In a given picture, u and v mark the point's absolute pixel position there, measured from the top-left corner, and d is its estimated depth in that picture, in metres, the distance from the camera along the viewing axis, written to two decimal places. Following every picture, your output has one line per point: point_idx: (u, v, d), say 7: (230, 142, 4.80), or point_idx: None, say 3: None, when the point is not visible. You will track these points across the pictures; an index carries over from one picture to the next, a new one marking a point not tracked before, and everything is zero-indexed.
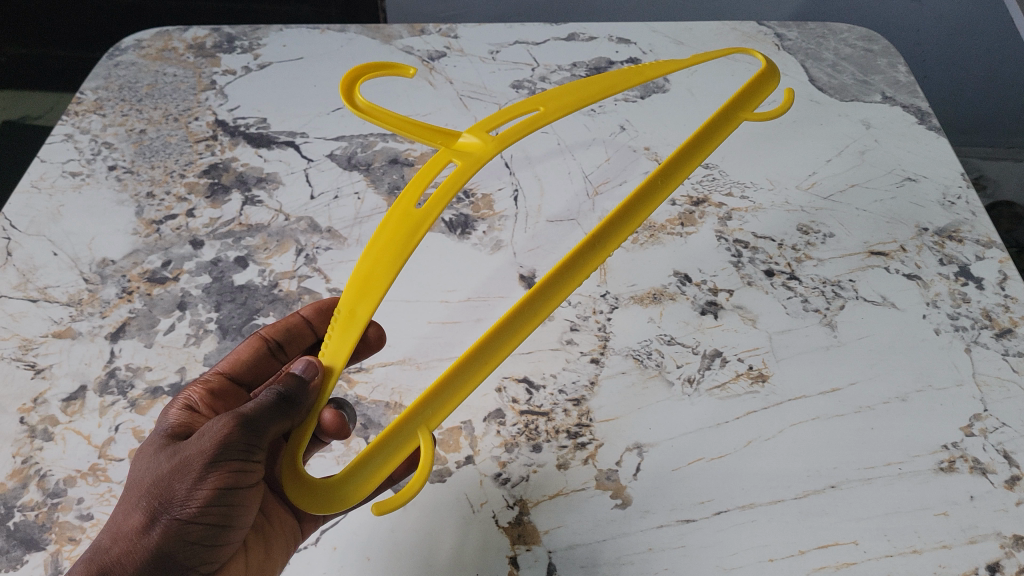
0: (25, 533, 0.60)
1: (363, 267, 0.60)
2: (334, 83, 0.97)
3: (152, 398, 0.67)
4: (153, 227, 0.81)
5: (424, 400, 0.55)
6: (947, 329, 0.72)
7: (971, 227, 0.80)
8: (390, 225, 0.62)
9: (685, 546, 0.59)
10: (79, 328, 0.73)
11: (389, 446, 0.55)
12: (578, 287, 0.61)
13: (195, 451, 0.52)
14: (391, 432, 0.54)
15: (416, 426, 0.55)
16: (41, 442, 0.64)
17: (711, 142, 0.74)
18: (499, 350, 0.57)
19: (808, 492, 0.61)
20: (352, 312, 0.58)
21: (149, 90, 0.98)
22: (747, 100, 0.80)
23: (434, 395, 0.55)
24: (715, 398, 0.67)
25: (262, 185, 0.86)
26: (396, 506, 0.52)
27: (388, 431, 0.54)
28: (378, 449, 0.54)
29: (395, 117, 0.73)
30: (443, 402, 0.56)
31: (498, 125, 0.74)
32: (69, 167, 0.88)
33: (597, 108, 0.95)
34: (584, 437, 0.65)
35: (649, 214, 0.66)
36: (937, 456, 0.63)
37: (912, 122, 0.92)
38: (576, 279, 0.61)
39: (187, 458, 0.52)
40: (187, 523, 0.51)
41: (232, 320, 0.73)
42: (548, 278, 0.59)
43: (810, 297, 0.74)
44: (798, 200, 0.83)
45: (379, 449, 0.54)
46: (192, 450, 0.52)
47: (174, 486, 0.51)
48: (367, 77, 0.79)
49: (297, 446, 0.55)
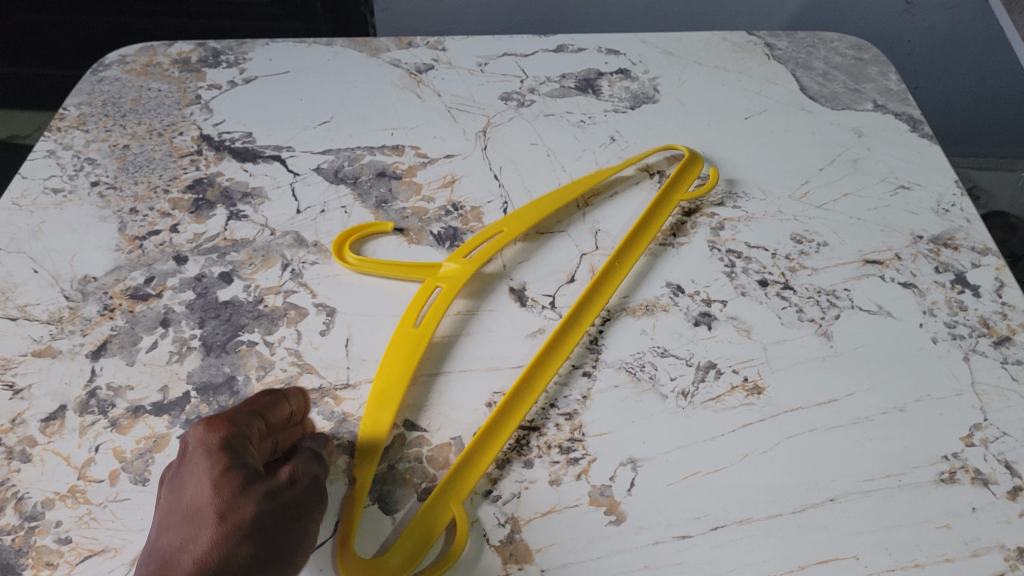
0: (1, 558, 0.57)
1: (375, 384, 0.66)
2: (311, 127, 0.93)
3: (134, 418, 0.66)
4: (136, 243, 0.80)
5: (453, 473, 0.60)
6: (944, 337, 0.70)
7: (967, 234, 0.79)
8: (393, 344, 0.69)
9: (681, 563, 0.57)
10: (59, 346, 0.71)
11: (428, 516, 0.59)
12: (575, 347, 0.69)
13: (292, 500, 0.55)
14: (431, 500, 0.59)
15: (450, 491, 0.60)
16: (19, 464, 0.63)
17: (658, 219, 0.80)
18: (518, 408, 0.64)
19: (806, 506, 0.60)
20: (375, 421, 0.64)
21: (134, 105, 0.96)
22: (689, 167, 0.86)
23: (462, 464, 0.61)
24: (710, 411, 0.66)
25: (247, 200, 0.85)
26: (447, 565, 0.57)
27: (430, 501, 0.59)
28: (422, 516, 0.58)
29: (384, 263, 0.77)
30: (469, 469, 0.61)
31: (473, 250, 0.78)
32: (51, 184, 0.86)
33: (587, 119, 0.94)
34: (576, 453, 0.63)
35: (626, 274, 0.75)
36: (937, 467, 0.62)
37: (905, 130, 0.92)
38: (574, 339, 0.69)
39: (287, 504, 0.54)
40: (276, 562, 0.52)
41: (216, 337, 0.72)
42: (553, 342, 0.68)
43: (805, 307, 0.73)
44: (791, 209, 0.82)
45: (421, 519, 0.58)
46: (290, 497, 0.55)
47: (285, 526, 0.53)
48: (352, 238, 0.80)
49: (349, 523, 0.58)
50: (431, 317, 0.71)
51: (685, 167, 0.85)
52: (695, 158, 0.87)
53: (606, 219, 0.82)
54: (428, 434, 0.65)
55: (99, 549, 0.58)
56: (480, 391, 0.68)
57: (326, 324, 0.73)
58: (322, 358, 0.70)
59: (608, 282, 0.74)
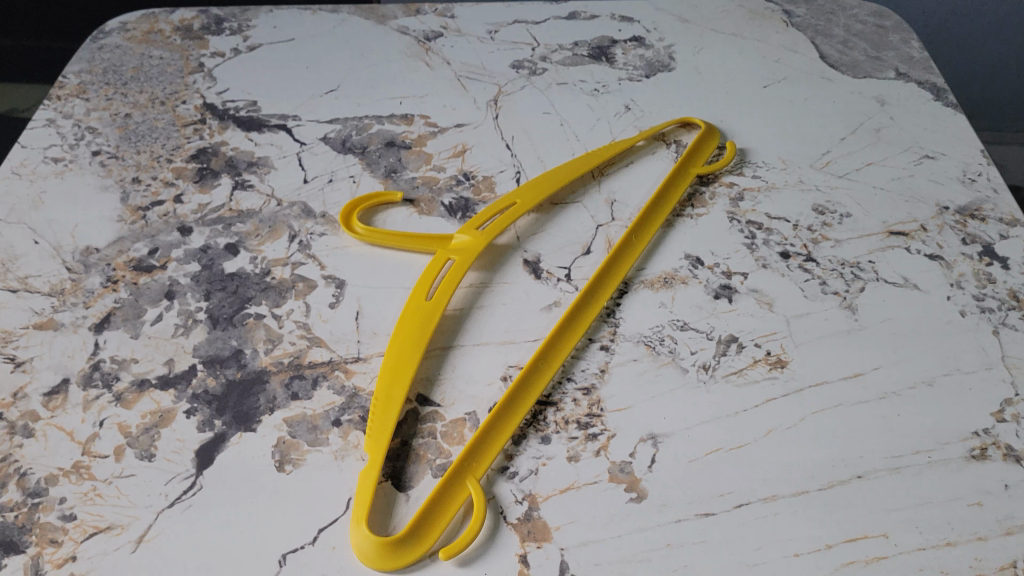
0: (4, 535, 0.56)
1: (389, 358, 0.64)
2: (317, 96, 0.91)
3: (139, 392, 0.64)
4: (139, 214, 0.78)
5: (471, 449, 0.58)
6: (973, 311, 0.69)
7: (994, 205, 0.77)
8: (404, 317, 0.67)
9: (705, 541, 0.55)
10: (61, 319, 0.69)
11: (444, 495, 0.57)
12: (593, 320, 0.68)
13: None
14: (448, 476, 0.57)
15: (468, 468, 0.58)
16: (21, 439, 0.61)
17: (676, 190, 0.78)
18: (535, 384, 0.63)
19: (833, 483, 0.58)
20: (388, 396, 0.62)
21: (135, 73, 0.94)
22: (707, 139, 0.84)
23: (480, 440, 0.59)
24: (733, 386, 0.64)
25: (252, 169, 0.82)
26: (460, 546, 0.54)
27: (447, 476, 0.57)
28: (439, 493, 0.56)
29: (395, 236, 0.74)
30: (487, 447, 0.59)
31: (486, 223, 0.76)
32: (51, 153, 0.84)
33: (601, 88, 0.92)
34: (595, 428, 0.61)
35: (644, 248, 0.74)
36: (967, 444, 0.60)
37: (928, 98, 0.89)
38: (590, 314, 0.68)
39: None
40: None
41: (223, 310, 0.70)
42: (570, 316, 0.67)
43: (829, 279, 0.71)
44: (812, 179, 0.80)
45: (437, 497, 0.56)
46: None
47: None
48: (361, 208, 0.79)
49: (361, 500, 0.56)
50: (444, 288, 0.69)
51: (703, 139, 0.83)
52: (712, 130, 0.85)
53: (622, 189, 0.80)
54: (442, 409, 0.63)
55: (104, 526, 0.56)
56: (495, 365, 0.66)
57: (335, 297, 0.71)
58: (331, 331, 0.68)
59: (627, 255, 0.72)
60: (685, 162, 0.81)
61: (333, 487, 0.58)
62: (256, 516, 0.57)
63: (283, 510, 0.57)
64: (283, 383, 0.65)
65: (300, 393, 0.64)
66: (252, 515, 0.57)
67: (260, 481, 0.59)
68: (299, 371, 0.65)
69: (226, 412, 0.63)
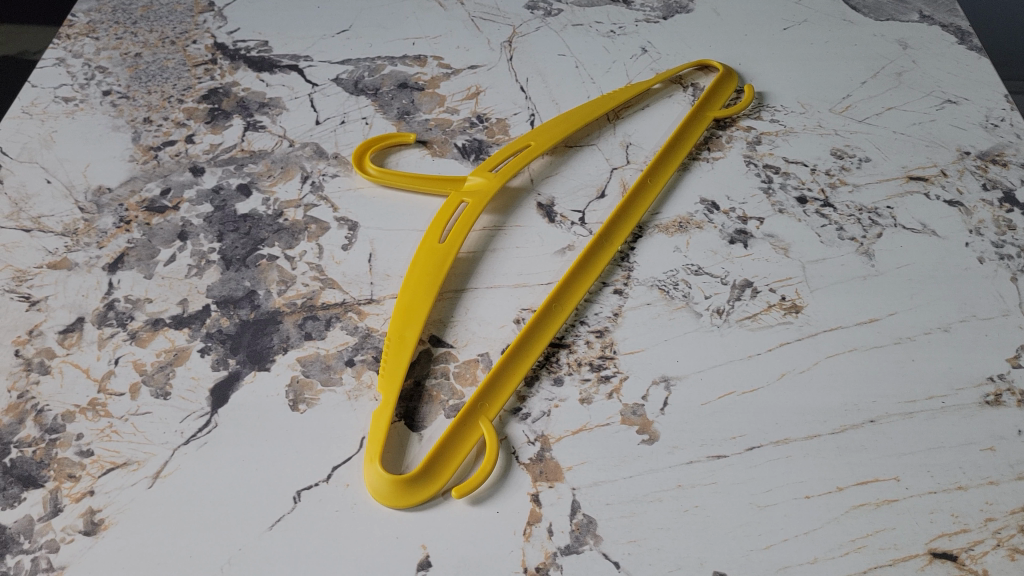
0: (23, 470, 0.56)
1: (403, 299, 0.64)
2: (330, 37, 0.89)
3: (153, 330, 0.64)
4: (151, 153, 0.77)
5: (480, 395, 0.58)
6: (991, 258, 0.68)
7: (1016, 150, 0.76)
8: (418, 258, 0.67)
9: (716, 483, 0.56)
10: (75, 259, 0.69)
11: (452, 440, 0.56)
12: (605, 266, 0.67)
13: None
14: (457, 421, 0.57)
15: (477, 417, 0.57)
16: (38, 375, 0.61)
17: (691, 134, 0.77)
18: (546, 330, 0.62)
19: (845, 427, 0.58)
20: (401, 337, 0.61)
21: (144, 12, 0.92)
22: (725, 83, 0.82)
23: (489, 386, 0.59)
24: (746, 329, 0.64)
25: (264, 110, 0.82)
26: (474, 486, 0.54)
27: (457, 421, 0.56)
28: (449, 439, 0.56)
29: (408, 175, 0.74)
30: (495, 393, 0.59)
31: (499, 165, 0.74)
32: (62, 93, 0.83)
33: (618, 30, 0.90)
34: (608, 370, 0.61)
35: (658, 193, 0.72)
36: (982, 389, 0.60)
37: (951, 42, 0.88)
38: (602, 261, 0.67)
39: None
40: None
41: (236, 251, 0.69)
42: (582, 259, 0.66)
43: (846, 225, 0.70)
44: (831, 123, 0.79)
45: (446, 442, 0.56)
46: None
47: None
48: (373, 150, 0.78)
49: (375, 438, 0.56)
50: (458, 231, 0.68)
51: (721, 82, 0.82)
52: (730, 73, 0.83)
53: (637, 133, 0.79)
54: (455, 350, 0.63)
55: (121, 462, 0.57)
56: (508, 308, 0.66)
57: (348, 239, 0.70)
58: (345, 273, 0.68)
59: (641, 198, 0.71)
60: (701, 107, 0.79)
61: (346, 426, 0.59)
62: (271, 453, 0.57)
63: (297, 448, 0.58)
64: (296, 324, 0.65)
65: (313, 334, 0.64)
66: (267, 453, 0.57)
67: (274, 420, 0.59)
68: (312, 312, 0.65)
69: (240, 351, 0.63)
